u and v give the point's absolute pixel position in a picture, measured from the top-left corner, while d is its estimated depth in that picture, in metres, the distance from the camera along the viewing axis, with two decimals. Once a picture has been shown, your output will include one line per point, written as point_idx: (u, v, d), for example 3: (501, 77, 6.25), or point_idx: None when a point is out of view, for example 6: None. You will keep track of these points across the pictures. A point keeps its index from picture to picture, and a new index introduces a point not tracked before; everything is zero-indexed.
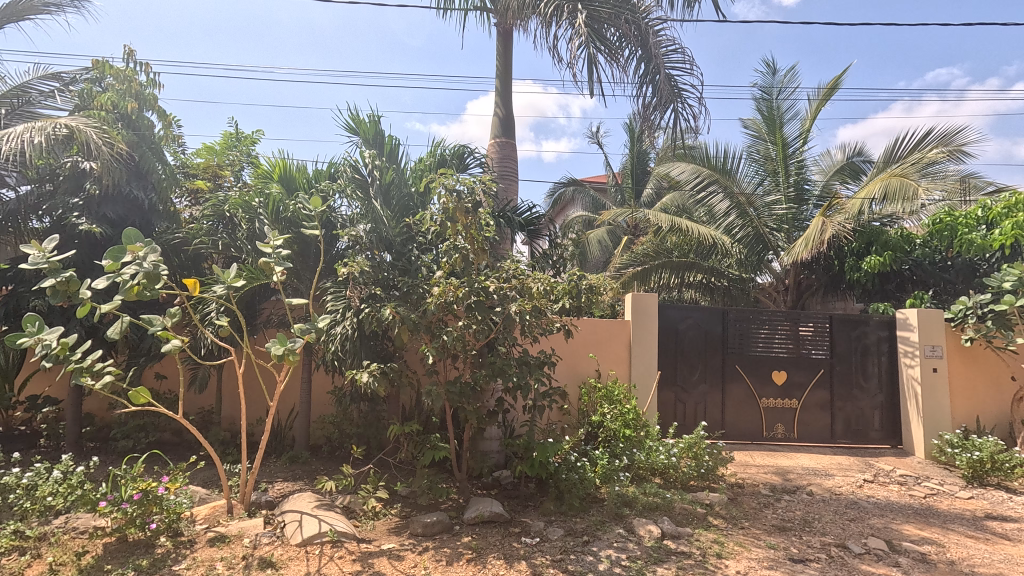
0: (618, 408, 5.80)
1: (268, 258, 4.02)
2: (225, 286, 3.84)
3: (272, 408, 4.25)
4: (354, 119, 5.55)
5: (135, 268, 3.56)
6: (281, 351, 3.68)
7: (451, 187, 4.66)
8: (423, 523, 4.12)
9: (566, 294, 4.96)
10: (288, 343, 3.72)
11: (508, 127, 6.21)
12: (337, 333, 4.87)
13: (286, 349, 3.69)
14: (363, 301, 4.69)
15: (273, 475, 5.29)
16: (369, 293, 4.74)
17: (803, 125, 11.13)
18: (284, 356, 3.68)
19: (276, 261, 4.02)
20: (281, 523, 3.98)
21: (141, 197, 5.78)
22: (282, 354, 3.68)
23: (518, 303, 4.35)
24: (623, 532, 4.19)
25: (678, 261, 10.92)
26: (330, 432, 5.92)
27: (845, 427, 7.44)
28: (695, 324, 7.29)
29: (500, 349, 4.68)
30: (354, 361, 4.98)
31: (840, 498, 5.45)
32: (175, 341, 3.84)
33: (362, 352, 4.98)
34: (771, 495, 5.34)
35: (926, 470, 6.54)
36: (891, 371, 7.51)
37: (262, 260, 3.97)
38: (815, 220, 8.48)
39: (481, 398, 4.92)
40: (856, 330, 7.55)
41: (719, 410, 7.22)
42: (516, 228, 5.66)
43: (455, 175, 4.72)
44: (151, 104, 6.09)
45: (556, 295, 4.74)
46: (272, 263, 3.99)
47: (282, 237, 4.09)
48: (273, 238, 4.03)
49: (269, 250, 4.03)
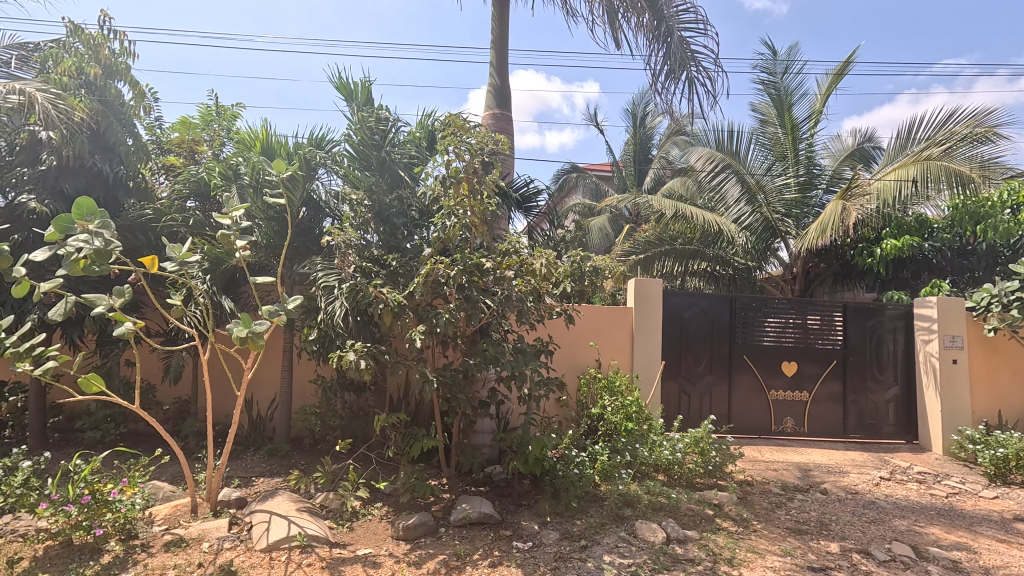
0: (620, 400, 5.46)
1: (227, 230, 3.60)
2: (179, 262, 3.45)
3: (239, 397, 3.84)
4: (342, 86, 5.11)
5: (84, 242, 3.11)
6: (244, 333, 3.27)
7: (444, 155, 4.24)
8: (404, 526, 3.75)
9: (569, 276, 4.50)
10: (253, 325, 3.32)
11: (503, 98, 5.79)
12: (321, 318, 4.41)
13: (250, 332, 3.28)
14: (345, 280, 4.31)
15: (248, 471, 4.95)
16: (351, 272, 4.24)
17: (814, 105, 10.66)
18: (248, 339, 3.27)
19: (235, 234, 3.64)
20: (247, 524, 3.63)
21: (106, 170, 5.43)
22: (245, 338, 3.27)
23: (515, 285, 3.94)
24: (625, 536, 3.83)
25: (682, 249, 10.52)
26: (312, 424, 5.55)
27: (857, 421, 7.07)
28: (702, 312, 6.90)
29: (494, 336, 4.32)
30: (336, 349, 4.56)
31: (857, 497, 5.10)
32: (129, 323, 3.44)
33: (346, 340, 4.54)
34: (783, 494, 4.98)
35: (945, 468, 6.18)
36: (907, 362, 7.14)
37: (219, 232, 3.56)
38: (830, 204, 8.16)
39: (472, 388, 4.53)
40: (871, 319, 7.16)
41: (726, 403, 6.85)
42: (513, 205, 5.26)
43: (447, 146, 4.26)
44: (122, 73, 5.64)
45: (558, 274, 4.33)
46: (231, 235, 3.58)
47: (240, 207, 3.67)
48: (230, 208, 3.60)
49: (226, 221, 3.61)
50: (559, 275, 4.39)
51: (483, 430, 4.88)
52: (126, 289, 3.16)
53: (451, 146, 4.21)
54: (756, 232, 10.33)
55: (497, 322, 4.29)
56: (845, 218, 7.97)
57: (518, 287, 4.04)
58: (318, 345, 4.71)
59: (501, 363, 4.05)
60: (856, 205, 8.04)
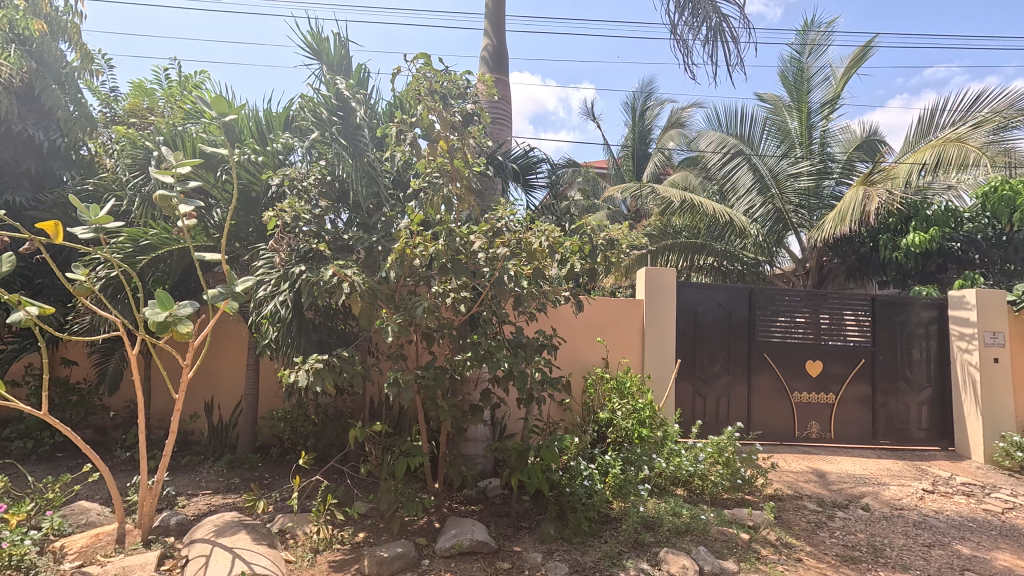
0: (631, 403, 4.86)
1: (170, 193, 2.87)
2: (89, 229, 2.69)
3: (175, 403, 3.13)
4: (312, 35, 4.39)
5: None
6: (160, 316, 2.54)
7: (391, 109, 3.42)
8: (378, 559, 3.07)
9: (578, 252, 3.78)
10: (176, 307, 2.58)
11: (500, 61, 5.14)
12: (267, 307, 3.58)
13: (169, 314, 2.55)
14: (292, 264, 3.58)
15: (201, 487, 4.26)
16: (309, 253, 3.50)
17: (829, 91, 10.04)
18: (166, 323, 2.54)
19: (179, 196, 2.93)
20: (183, 560, 2.94)
21: (39, 138, 4.69)
22: (166, 322, 2.55)
23: (515, 263, 3.26)
24: (646, 568, 3.18)
25: (687, 242, 9.92)
26: (279, 430, 4.84)
27: (887, 426, 6.44)
28: (718, 306, 6.25)
29: (488, 328, 3.65)
30: (293, 349, 3.78)
31: (905, 514, 4.46)
32: (29, 309, 2.70)
33: (305, 335, 3.81)
34: (822, 511, 4.34)
35: (991, 478, 5.57)
36: (940, 361, 6.54)
37: (156, 193, 2.82)
38: (850, 189, 7.39)
39: (461, 389, 3.85)
40: (900, 314, 6.55)
41: (745, 406, 6.19)
42: (510, 177, 4.55)
43: (438, 100, 3.53)
44: (65, 32, 4.98)
45: (565, 254, 3.61)
46: (172, 200, 2.85)
47: (188, 163, 2.97)
48: (174, 163, 2.89)
49: (169, 179, 2.89)
50: (568, 253, 3.63)
51: (476, 439, 4.22)
52: (1, 259, 2.47)
53: (439, 104, 3.55)
54: (766, 223, 9.77)
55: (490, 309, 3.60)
56: (868, 203, 7.17)
57: (517, 267, 3.34)
58: (269, 349, 3.88)
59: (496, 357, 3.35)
60: (880, 188, 7.24)
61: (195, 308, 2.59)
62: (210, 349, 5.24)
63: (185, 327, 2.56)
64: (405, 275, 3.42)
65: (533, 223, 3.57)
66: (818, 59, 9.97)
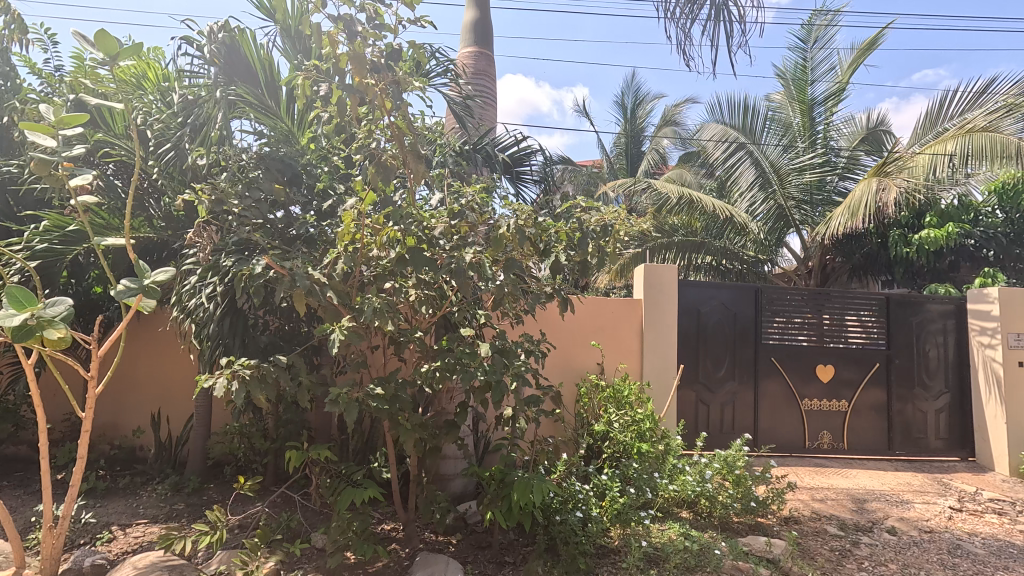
0: (630, 415, 4.42)
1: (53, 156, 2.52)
2: None
3: (80, 422, 2.54)
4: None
5: None
6: (17, 319, 2.13)
7: (333, 67, 2.84)
8: None
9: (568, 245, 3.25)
10: (40, 306, 2.22)
11: (483, 35, 4.62)
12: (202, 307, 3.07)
13: (30, 316, 2.15)
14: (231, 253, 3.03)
15: (137, 515, 3.71)
16: (248, 241, 3.02)
17: (834, 82, 9.57)
18: (29, 328, 2.13)
19: (65, 164, 2.59)
20: None
21: None
22: (28, 324, 2.14)
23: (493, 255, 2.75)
24: None
25: (684, 240, 9.45)
26: (232, 446, 4.30)
27: (903, 435, 5.97)
28: (722, 306, 5.76)
29: (463, 333, 3.13)
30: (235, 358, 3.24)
31: (936, 539, 3.98)
32: None
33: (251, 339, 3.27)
34: (845, 537, 3.84)
35: (1020, 492, 5.10)
36: (958, 364, 6.09)
37: (36, 158, 2.46)
38: (861, 182, 6.95)
39: (434, 403, 3.33)
40: (915, 314, 6.09)
41: (751, 414, 5.70)
42: (496, 167, 4.03)
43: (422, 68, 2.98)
44: None
45: (553, 240, 3.05)
46: (51, 162, 2.50)
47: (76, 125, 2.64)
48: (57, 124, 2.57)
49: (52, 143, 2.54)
50: (551, 241, 3.06)
51: (455, 457, 3.71)
52: None
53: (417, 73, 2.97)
54: (768, 221, 9.39)
55: (466, 307, 3.06)
56: (883, 196, 6.69)
57: (496, 260, 2.83)
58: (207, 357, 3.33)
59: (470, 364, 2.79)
60: (894, 180, 6.79)
61: (65, 310, 2.24)
62: (144, 353, 4.77)
63: (55, 333, 2.20)
64: (362, 265, 2.88)
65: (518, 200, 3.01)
66: (821, 49, 9.50)
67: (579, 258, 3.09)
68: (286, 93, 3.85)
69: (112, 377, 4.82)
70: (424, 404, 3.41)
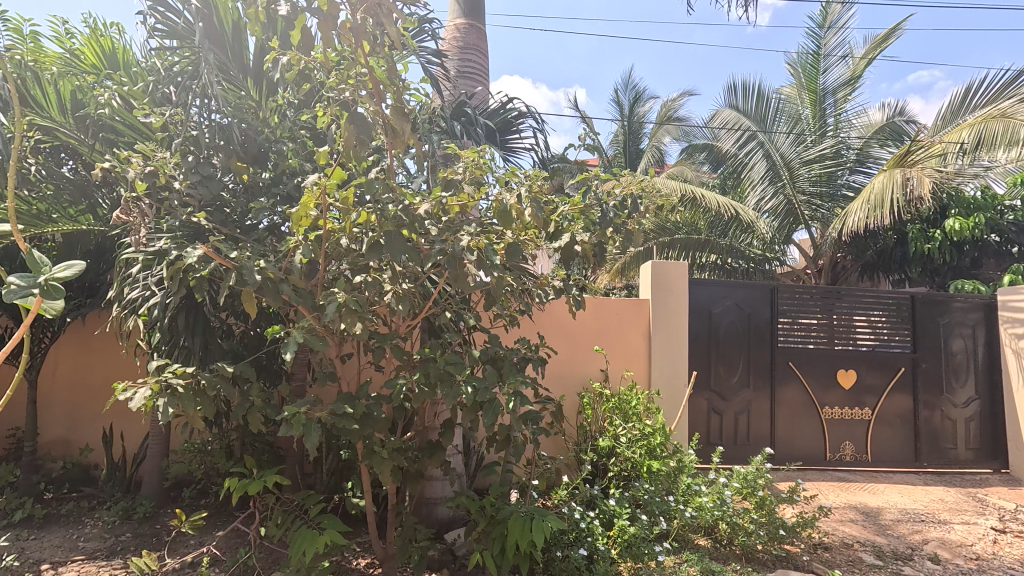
0: (638, 428, 3.97)
1: None
2: None
3: None
4: None
5: None
6: None
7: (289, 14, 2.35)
8: None
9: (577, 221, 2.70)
10: None
11: (474, 6, 4.16)
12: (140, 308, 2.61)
13: None
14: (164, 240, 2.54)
15: (72, 549, 3.22)
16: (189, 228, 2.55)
17: (846, 71, 9.14)
18: None
19: None
20: None
21: None
22: None
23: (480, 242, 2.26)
24: None
25: (688, 238, 9.05)
26: (191, 466, 3.81)
27: (931, 445, 5.52)
28: (735, 307, 5.30)
29: (446, 339, 2.66)
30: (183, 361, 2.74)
31: (985, 569, 3.50)
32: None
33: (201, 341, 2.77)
34: (885, 569, 3.36)
35: None
36: (989, 368, 5.64)
37: None
38: (885, 173, 6.54)
39: (412, 420, 2.85)
40: (941, 314, 5.65)
41: (767, 424, 5.25)
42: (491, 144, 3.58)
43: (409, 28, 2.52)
44: None
45: (561, 220, 2.56)
46: None
47: None
48: None
49: None
50: (562, 218, 2.58)
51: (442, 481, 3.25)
52: None
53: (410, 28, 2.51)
54: (777, 218, 9.03)
55: (454, 306, 2.57)
56: (914, 186, 6.26)
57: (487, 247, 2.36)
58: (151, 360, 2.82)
59: (459, 376, 2.29)
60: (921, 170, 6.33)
61: None
62: (96, 355, 4.32)
63: None
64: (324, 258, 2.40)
65: (515, 176, 2.57)
66: (833, 36, 9.06)
67: (589, 243, 2.61)
68: (249, 66, 3.37)
69: (60, 388, 4.34)
70: (404, 422, 2.94)
